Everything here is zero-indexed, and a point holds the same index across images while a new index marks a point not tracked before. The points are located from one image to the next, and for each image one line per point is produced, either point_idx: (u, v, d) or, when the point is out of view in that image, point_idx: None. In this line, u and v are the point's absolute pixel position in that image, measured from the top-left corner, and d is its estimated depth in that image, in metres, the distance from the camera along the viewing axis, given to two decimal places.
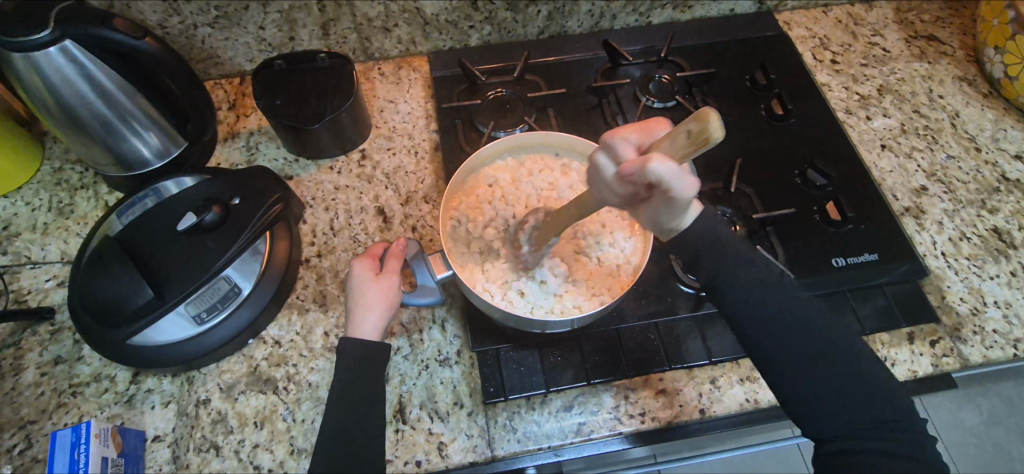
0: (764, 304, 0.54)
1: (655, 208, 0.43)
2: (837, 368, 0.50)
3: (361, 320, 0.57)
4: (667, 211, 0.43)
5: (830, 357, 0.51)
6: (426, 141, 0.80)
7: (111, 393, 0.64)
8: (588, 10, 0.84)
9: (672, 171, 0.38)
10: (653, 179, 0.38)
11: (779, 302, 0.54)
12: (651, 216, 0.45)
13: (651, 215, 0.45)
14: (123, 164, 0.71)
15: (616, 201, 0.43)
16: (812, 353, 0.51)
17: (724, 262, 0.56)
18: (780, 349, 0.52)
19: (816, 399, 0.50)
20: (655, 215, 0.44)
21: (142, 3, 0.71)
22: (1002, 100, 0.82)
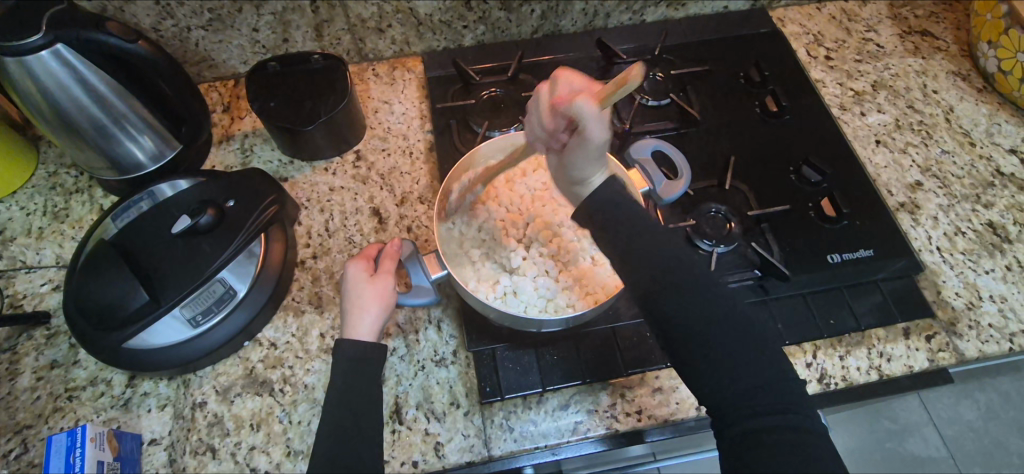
0: (691, 293, 0.50)
1: (571, 144, 0.51)
2: (762, 363, 0.49)
3: (357, 321, 0.57)
4: (580, 152, 0.51)
5: (761, 346, 0.49)
6: (421, 141, 0.80)
7: (108, 397, 0.64)
8: (581, 9, 0.84)
9: (591, 111, 0.47)
10: (573, 112, 0.47)
11: (703, 293, 0.50)
12: (566, 157, 0.53)
13: (569, 154, 0.52)
14: (118, 167, 0.71)
15: (543, 129, 0.52)
16: (721, 335, 0.49)
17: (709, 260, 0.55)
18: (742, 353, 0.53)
19: (735, 377, 0.48)
20: (572, 156, 0.52)
21: (135, 6, 0.71)
22: (997, 95, 0.82)
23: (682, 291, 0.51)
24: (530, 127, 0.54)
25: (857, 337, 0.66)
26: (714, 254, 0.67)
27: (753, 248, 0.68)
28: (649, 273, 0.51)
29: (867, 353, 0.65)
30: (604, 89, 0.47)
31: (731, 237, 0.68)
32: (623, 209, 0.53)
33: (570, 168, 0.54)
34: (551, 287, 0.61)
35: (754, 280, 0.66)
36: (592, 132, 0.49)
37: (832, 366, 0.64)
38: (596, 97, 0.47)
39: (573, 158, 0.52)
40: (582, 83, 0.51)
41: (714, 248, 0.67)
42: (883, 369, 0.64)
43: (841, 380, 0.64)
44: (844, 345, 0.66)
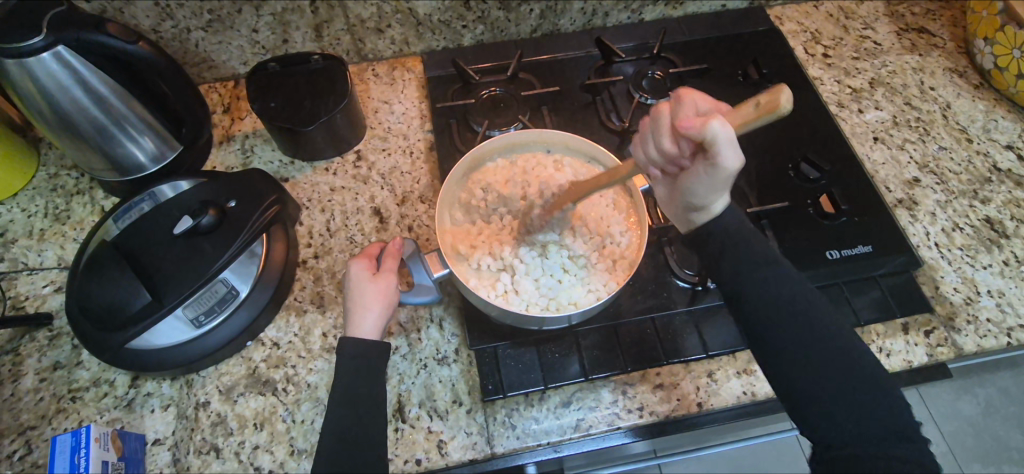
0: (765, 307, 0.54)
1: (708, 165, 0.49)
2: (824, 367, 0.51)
3: (360, 320, 0.57)
4: (717, 170, 0.49)
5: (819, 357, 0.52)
6: (421, 141, 0.80)
7: (111, 398, 0.64)
8: (580, 8, 0.85)
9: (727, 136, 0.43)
10: (705, 138, 0.44)
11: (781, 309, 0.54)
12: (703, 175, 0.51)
13: (701, 170, 0.51)
14: (119, 169, 0.71)
15: (662, 153, 0.51)
16: (816, 343, 0.52)
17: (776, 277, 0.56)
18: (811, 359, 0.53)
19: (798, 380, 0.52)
20: (702, 172, 0.51)
21: (135, 7, 0.72)
22: (993, 91, 0.83)
23: (779, 299, 0.54)
24: (644, 150, 0.53)
25: (856, 333, 0.66)
26: None
27: None
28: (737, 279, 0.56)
29: (867, 349, 0.66)
30: (740, 108, 0.42)
31: None
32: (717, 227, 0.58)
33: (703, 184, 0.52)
34: (553, 287, 0.61)
35: None
36: (725, 154, 0.45)
37: None
38: (731, 119, 0.43)
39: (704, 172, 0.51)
40: (708, 103, 0.48)
41: None
42: (882, 364, 0.65)
43: None
44: None
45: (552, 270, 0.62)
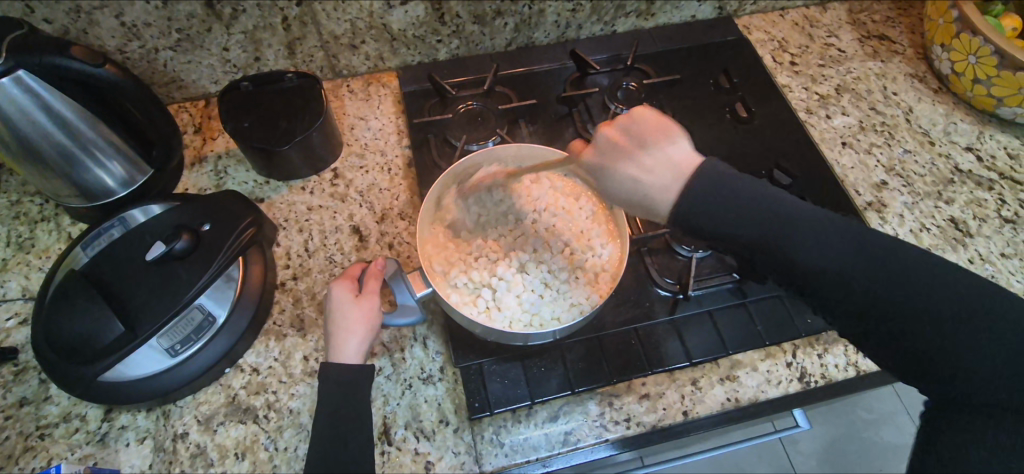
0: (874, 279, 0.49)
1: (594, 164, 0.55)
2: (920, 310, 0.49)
3: (342, 343, 0.56)
4: (668, 163, 0.51)
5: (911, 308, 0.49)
6: (399, 157, 0.80)
7: (82, 433, 0.62)
8: (554, 21, 0.85)
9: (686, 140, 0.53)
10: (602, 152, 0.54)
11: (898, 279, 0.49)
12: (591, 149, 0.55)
13: (639, 171, 0.52)
14: (85, 194, 0.69)
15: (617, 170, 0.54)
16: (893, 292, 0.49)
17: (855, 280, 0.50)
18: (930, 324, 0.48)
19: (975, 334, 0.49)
20: (659, 178, 0.51)
21: (100, 28, 0.70)
22: (951, 95, 0.86)
23: (867, 296, 0.49)
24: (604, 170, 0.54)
25: (834, 335, 0.68)
26: (694, 259, 0.68)
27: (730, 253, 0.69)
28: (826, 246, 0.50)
29: (844, 351, 0.67)
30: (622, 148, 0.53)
31: None
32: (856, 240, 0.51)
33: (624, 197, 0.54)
34: (534, 303, 0.62)
35: (732, 283, 0.68)
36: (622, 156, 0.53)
37: (811, 365, 0.67)
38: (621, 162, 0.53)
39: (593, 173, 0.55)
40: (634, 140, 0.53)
41: (693, 253, 0.68)
42: (859, 365, 0.67)
43: (820, 378, 0.66)
44: (822, 343, 0.68)
45: (533, 286, 0.63)
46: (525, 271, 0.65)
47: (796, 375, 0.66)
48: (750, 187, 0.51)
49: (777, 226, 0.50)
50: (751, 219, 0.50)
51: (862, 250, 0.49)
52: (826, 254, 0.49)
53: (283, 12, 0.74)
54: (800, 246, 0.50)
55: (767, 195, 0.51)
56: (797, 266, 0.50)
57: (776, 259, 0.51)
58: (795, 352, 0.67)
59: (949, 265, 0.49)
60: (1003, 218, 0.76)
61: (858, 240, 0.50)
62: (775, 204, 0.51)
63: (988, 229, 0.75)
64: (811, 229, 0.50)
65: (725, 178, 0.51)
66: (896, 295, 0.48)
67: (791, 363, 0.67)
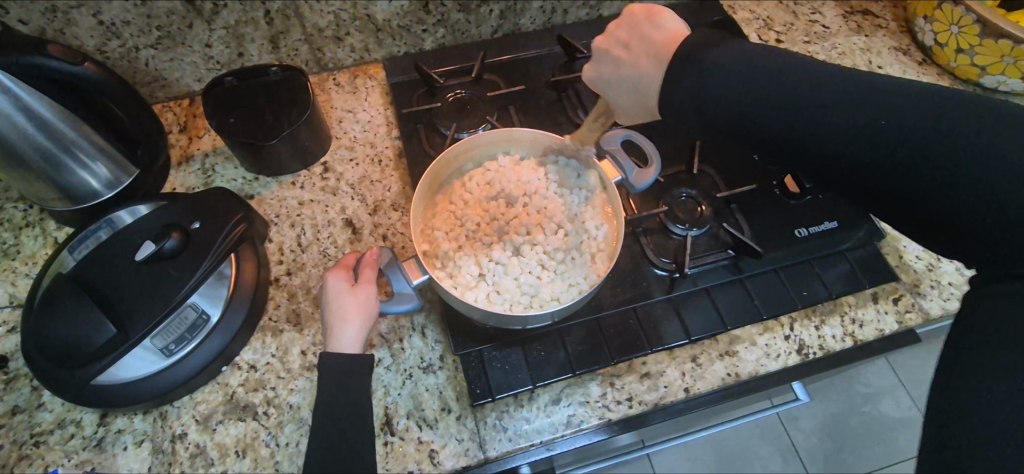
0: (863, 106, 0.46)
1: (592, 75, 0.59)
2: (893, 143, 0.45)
3: (339, 333, 0.56)
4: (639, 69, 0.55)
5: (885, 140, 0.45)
6: (389, 148, 0.79)
7: (78, 439, 0.61)
8: (539, 7, 0.85)
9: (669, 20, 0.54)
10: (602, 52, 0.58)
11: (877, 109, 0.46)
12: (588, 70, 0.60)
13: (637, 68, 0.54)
14: (71, 197, 0.68)
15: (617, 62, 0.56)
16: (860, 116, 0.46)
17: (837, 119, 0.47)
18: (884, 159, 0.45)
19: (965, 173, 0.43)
20: (642, 65, 0.54)
21: (78, 28, 0.68)
22: (935, 66, 0.87)
23: (871, 151, 0.46)
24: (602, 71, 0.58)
25: (830, 306, 0.69)
26: (689, 238, 0.68)
27: (725, 230, 0.69)
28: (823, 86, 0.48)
29: (841, 321, 0.68)
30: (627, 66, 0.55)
31: (704, 219, 0.69)
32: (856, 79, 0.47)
33: (629, 92, 0.56)
34: (533, 284, 0.62)
35: (728, 259, 0.68)
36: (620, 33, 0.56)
37: (809, 337, 0.67)
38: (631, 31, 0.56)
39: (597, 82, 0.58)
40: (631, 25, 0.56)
41: (688, 232, 0.69)
42: (856, 335, 0.67)
43: (818, 349, 0.66)
44: (818, 315, 0.68)
45: (530, 268, 0.63)
46: (519, 253, 0.64)
47: (795, 348, 0.66)
48: (713, 49, 0.51)
49: (784, 95, 0.49)
50: (742, 91, 0.50)
51: (854, 100, 0.46)
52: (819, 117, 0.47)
53: (264, 5, 0.73)
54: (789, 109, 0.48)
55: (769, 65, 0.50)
56: (788, 121, 0.49)
57: (769, 109, 0.49)
58: (793, 325, 0.68)
59: (993, 109, 0.44)
60: None
61: (865, 97, 0.46)
62: (770, 66, 0.49)
63: None
64: (802, 75, 0.48)
65: (715, 60, 0.50)
66: (888, 143, 0.45)
67: (789, 336, 0.67)
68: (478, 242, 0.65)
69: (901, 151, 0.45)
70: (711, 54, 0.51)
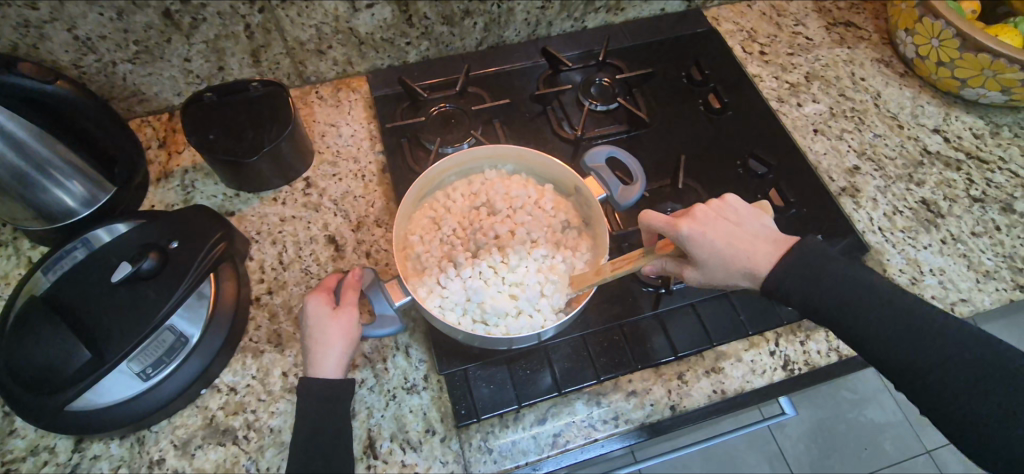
0: (882, 307, 0.53)
1: (696, 231, 0.54)
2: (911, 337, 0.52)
3: (321, 358, 0.55)
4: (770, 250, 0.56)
5: (903, 339, 0.52)
6: (372, 163, 0.78)
7: (52, 466, 0.59)
8: (523, 19, 0.84)
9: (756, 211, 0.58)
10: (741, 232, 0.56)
11: (895, 312, 0.53)
12: (698, 225, 0.54)
13: (756, 251, 0.55)
14: (45, 216, 0.66)
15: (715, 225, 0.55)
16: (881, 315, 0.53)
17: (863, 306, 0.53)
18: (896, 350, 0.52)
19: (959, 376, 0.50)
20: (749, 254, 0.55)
21: (52, 43, 0.67)
22: (917, 78, 0.87)
23: (887, 336, 0.52)
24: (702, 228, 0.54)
25: (815, 321, 0.69)
26: None
27: None
28: (855, 286, 0.54)
29: (826, 336, 0.68)
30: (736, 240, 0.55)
31: None
32: (873, 285, 0.54)
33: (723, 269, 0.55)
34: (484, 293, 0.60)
35: None
36: (738, 206, 0.58)
37: (794, 352, 0.67)
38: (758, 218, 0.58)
39: (695, 240, 0.54)
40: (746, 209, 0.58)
41: None
42: (841, 350, 0.67)
43: (804, 364, 0.67)
44: (804, 330, 0.68)
45: (484, 273, 0.62)
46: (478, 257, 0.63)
47: (780, 363, 0.66)
48: (804, 255, 0.55)
49: (867, 299, 0.53)
50: (800, 285, 0.55)
51: (875, 304, 0.53)
52: (892, 324, 0.52)
53: (245, 19, 0.72)
54: (873, 316, 0.53)
55: (859, 278, 0.55)
56: (817, 298, 0.54)
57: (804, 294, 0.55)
58: (778, 340, 0.68)
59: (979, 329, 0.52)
60: (972, 197, 0.77)
61: (929, 316, 0.52)
62: (852, 271, 0.55)
63: (958, 209, 0.77)
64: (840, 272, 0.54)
65: (822, 261, 0.55)
66: (897, 341, 0.52)
67: (775, 351, 0.67)
68: (450, 247, 0.64)
69: (908, 341, 0.52)
70: (808, 249, 0.56)
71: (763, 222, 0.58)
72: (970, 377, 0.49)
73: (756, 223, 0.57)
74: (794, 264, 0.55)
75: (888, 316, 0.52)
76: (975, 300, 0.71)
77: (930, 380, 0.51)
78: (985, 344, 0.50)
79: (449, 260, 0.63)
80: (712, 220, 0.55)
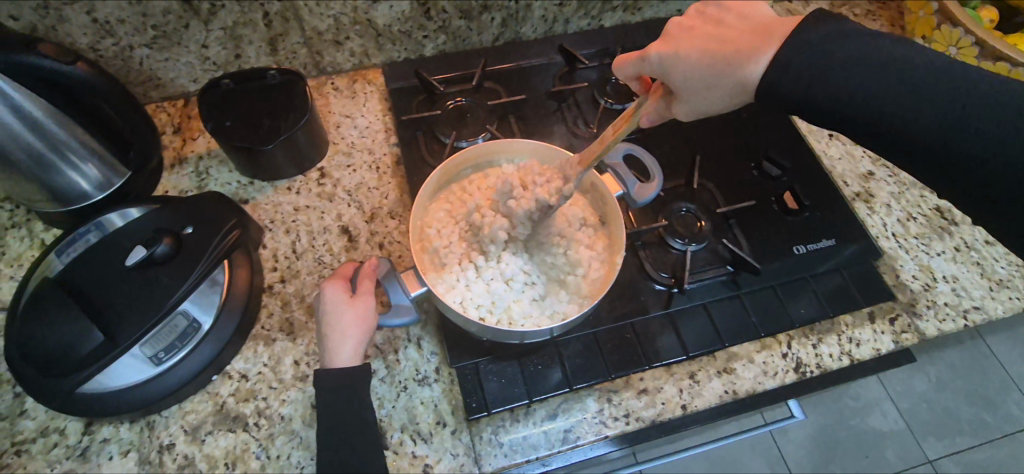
0: (892, 66, 0.46)
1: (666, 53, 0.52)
2: (920, 92, 0.45)
3: (338, 347, 0.55)
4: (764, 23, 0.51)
5: (911, 92, 0.46)
6: (387, 155, 0.78)
7: (62, 448, 0.59)
8: (541, 16, 0.84)
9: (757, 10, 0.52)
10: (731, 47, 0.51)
11: (901, 66, 0.46)
12: (665, 45, 0.52)
13: (743, 53, 0.50)
14: (60, 199, 0.66)
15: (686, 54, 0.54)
16: (894, 68, 0.46)
17: (854, 55, 0.47)
18: (902, 106, 0.46)
19: (975, 131, 0.44)
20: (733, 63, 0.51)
21: (71, 25, 0.67)
22: None
23: (893, 107, 0.46)
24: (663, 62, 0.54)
25: (827, 325, 0.69)
26: (688, 253, 0.68)
27: (723, 246, 0.69)
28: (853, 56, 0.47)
29: (838, 340, 0.68)
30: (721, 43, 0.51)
31: (703, 234, 0.69)
32: (867, 44, 0.48)
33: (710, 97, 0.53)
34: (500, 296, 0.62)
35: (726, 275, 0.68)
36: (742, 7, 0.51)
37: (806, 355, 0.67)
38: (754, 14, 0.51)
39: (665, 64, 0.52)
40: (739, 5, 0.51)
41: (688, 247, 0.68)
42: (853, 354, 0.67)
43: (815, 368, 0.66)
44: (816, 333, 0.68)
45: (498, 275, 0.62)
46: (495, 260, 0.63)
47: (792, 366, 0.66)
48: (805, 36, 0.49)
49: (884, 60, 0.47)
50: (810, 61, 0.48)
51: (891, 67, 0.46)
52: (892, 89, 0.46)
53: (263, 7, 0.72)
54: (873, 88, 0.47)
55: (875, 45, 0.47)
56: (830, 78, 0.48)
57: (811, 73, 0.48)
58: (790, 343, 0.67)
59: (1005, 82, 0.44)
60: None
61: (933, 67, 0.46)
62: (861, 44, 0.48)
63: None
64: (849, 50, 0.48)
65: (831, 34, 0.49)
66: (905, 107, 0.46)
67: (787, 354, 0.67)
68: (469, 244, 0.65)
69: (915, 97, 0.45)
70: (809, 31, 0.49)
71: (755, 14, 0.51)
72: (973, 125, 0.44)
73: (735, 18, 0.51)
74: (796, 50, 0.49)
75: (884, 84, 0.46)
76: (988, 308, 0.70)
77: (932, 147, 0.46)
78: (1004, 89, 0.44)
79: (470, 257, 0.63)
80: (685, 33, 0.52)
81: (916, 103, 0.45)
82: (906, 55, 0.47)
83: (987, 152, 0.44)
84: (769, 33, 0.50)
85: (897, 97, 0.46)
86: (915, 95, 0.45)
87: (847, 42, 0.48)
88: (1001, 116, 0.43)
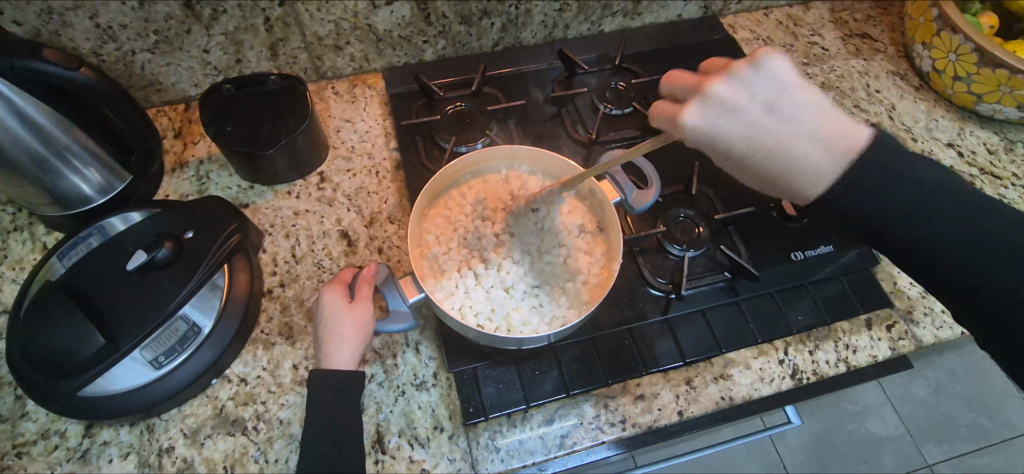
0: (907, 184, 0.53)
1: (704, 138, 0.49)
2: (932, 212, 0.53)
3: (335, 351, 0.56)
4: (835, 117, 0.51)
5: (920, 212, 0.53)
6: (386, 160, 0.79)
7: (62, 450, 0.60)
8: (541, 21, 0.85)
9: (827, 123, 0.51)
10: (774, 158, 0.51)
11: (918, 189, 0.53)
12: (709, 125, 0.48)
13: (790, 142, 0.50)
14: (62, 203, 0.67)
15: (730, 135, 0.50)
16: (921, 189, 0.53)
17: (899, 185, 0.52)
18: (909, 225, 0.54)
19: (949, 252, 0.54)
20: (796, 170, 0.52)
21: (73, 30, 0.67)
22: (932, 92, 0.87)
23: (901, 226, 0.54)
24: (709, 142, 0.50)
25: (824, 332, 0.69)
26: (686, 259, 0.68)
27: (721, 252, 0.69)
28: (879, 172, 0.52)
29: (835, 347, 0.68)
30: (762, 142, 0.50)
31: (701, 240, 0.69)
32: (897, 161, 0.52)
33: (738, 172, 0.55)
34: (500, 302, 0.62)
35: (724, 281, 0.68)
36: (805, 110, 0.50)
37: (803, 362, 0.67)
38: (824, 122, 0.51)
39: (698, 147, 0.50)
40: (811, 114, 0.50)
41: (685, 253, 0.69)
42: (850, 360, 0.68)
43: (812, 374, 0.67)
44: (813, 339, 0.68)
45: (497, 282, 0.63)
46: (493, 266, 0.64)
47: (789, 372, 0.66)
48: (874, 154, 0.52)
49: (906, 180, 0.52)
50: (869, 177, 0.52)
51: (908, 188, 0.53)
52: (948, 220, 0.53)
53: (265, 12, 0.72)
54: (936, 213, 0.53)
55: (906, 173, 0.52)
56: (869, 192, 0.52)
57: (861, 193, 0.52)
58: (787, 349, 0.68)
59: (1002, 219, 0.53)
60: None
61: (941, 188, 0.53)
62: (918, 171, 0.53)
63: None
64: (911, 171, 0.53)
65: (883, 159, 0.52)
66: (914, 224, 0.53)
67: (783, 360, 0.67)
68: (467, 250, 0.65)
69: (934, 215, 0.53)
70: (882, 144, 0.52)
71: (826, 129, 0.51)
72: (975, 245, 0.53)
73: (810, 124, 0.50)
74: (872, 157, 0.52)
75: (908, 201, 0.53)
76: None
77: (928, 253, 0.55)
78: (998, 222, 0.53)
79: (469, 263, 0.64)
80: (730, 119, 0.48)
81: (924, 218, 0.53)
82: (930, 178, 0.53)
83: (964, 259, 0.54)
84: (836, 138, 0.51)
85: (916, 215, 0.53)
86: (920, 209, 0.53)
87: (911, 165, 0.53)
88: (985, 247, 0.53)
